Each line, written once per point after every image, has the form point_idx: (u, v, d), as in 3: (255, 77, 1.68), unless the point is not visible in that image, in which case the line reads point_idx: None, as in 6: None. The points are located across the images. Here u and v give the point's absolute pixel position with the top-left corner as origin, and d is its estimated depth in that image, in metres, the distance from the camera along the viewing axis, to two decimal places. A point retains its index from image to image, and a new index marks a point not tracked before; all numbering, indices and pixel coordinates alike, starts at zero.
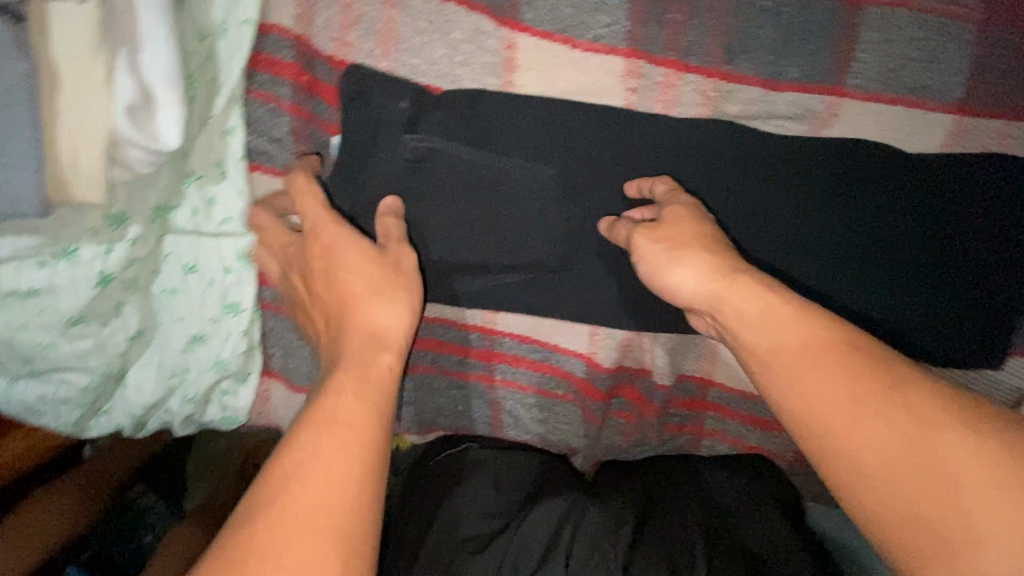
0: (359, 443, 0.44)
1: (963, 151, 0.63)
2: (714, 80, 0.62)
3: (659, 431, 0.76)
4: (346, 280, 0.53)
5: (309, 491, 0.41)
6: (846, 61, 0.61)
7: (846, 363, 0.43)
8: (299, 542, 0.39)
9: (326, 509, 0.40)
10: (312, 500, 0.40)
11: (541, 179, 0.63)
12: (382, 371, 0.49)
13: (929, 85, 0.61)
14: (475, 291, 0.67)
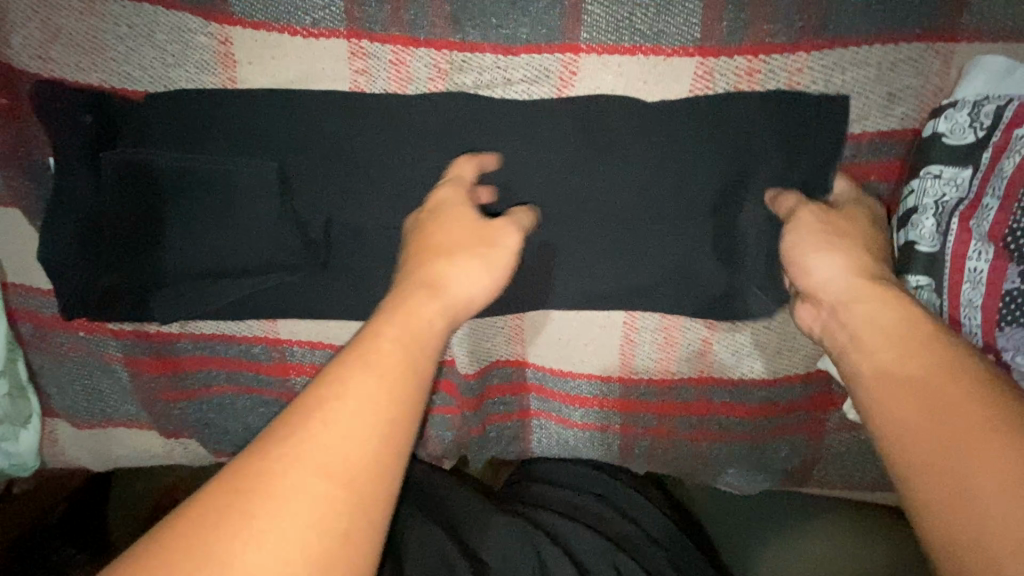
0: (367, 440, 0.36)
1: (715, 93, 0.60)
2: (445, 52, 0.59)
3: (482, 422, 0.73)
4: (447, 235, 0.51)
5: (267, 512, 0.33)
6: (577, 15, 0.58)
7: (891, 336, 0.43)
8: (280, 518, 0.33)
9: (311, 527, 0.33)
10: (274, 528, 0.33)
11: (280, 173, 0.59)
12: (425, 321, 0.44)
13: (666, 30, 0.58)
14: (241, 301, 0.62)
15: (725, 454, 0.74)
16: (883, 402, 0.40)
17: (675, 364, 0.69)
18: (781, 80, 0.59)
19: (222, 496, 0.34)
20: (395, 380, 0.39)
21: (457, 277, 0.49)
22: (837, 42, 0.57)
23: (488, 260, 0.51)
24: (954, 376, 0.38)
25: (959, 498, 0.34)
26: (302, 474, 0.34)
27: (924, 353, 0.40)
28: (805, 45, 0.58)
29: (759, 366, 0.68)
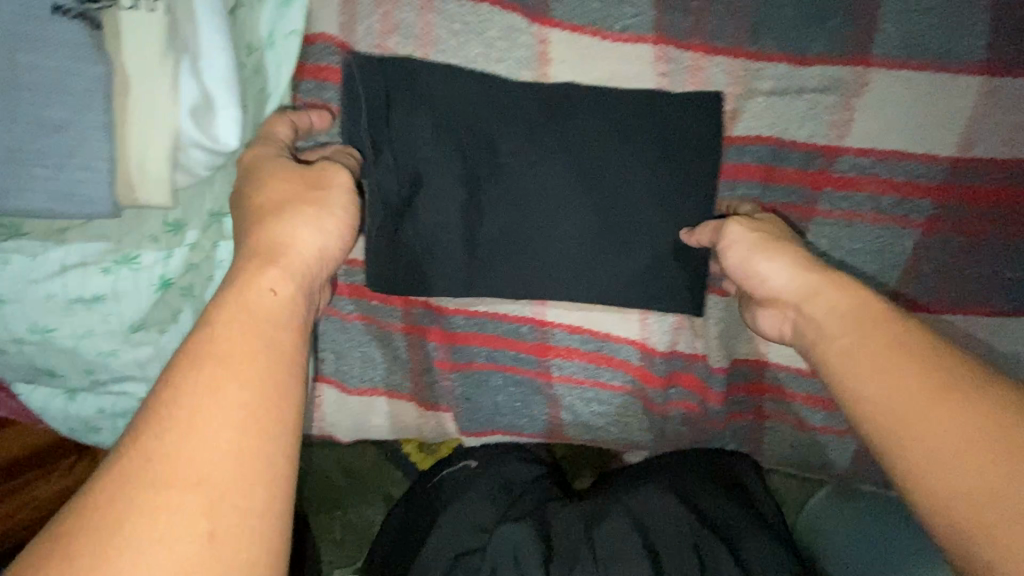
0: (229, 416, 0.37)
1: (996, 110, 0.63)
2: (742, 60, 0.64)
3: (722, 418, 0.74)
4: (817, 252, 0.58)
5: (167, 479, 0.34)
6: (871, 32, 0.62)
7: (851, 322, 0.48)
8: (163, 498, 0.34)
9: (187, 498, 0.34)
10: (167, 511, 0.34)
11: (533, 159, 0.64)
12: (272, 300, 0.43)
13: (953, 49, 0.62)
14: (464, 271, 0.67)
15: None
16: (850, 366, 0.46)
17: None
18: None
19: (137, 464, 0.35)
20: (250, 357, 0.39)
21: (771, 271, 0.55)
22: None
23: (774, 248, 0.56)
24: (927, 359, 0.43)
25: (909, 445, 0.40)
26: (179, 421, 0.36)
27: (879, 338, 0.46)
28: None
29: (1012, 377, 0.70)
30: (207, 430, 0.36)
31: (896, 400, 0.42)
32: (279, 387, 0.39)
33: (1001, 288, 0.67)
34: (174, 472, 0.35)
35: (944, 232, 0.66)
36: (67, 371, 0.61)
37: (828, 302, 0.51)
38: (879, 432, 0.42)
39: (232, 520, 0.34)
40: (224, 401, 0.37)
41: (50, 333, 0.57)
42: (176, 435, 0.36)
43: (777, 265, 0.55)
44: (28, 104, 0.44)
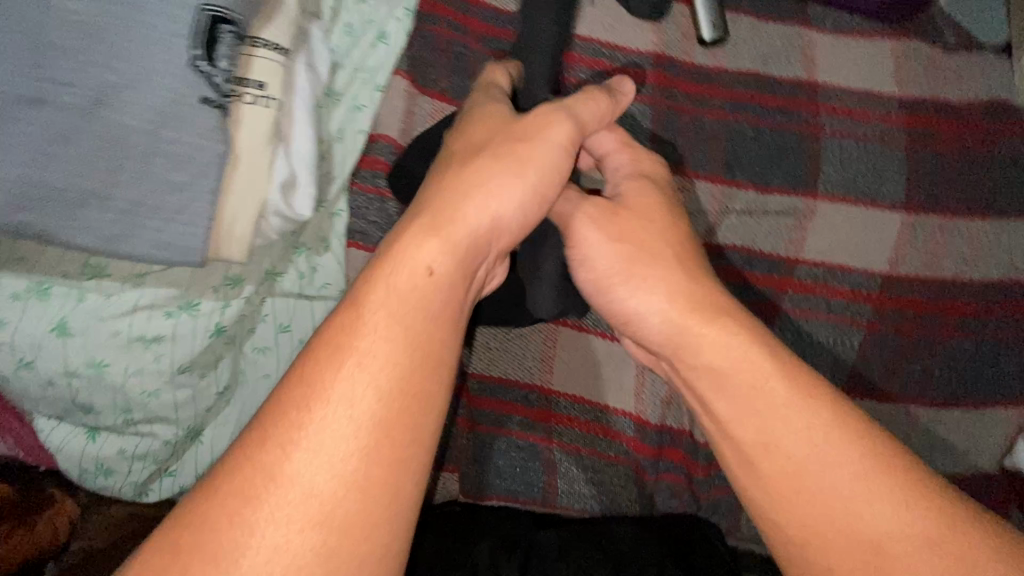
0: (366, 415, 0.43)
1: (916, 237, 0.80)
2: (720, 185, 0.80)
3: (706, 493, 0.79)
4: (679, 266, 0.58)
5: (308, 472, 0.41)
6: (816, 173, 0.81)
7: (808, 422, 0.49)
8: (305, 493, 0.41)
9: (332, 493, 0.41)
10: (310, 505, 0.40)
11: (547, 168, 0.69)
12: (418, 284, 0.47)
13: (880, 190, 0.81)
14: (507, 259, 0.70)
15: None
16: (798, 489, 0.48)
17: None
18: (963, 233, 0.81)
19: (280, 457, 0.41)
20: (386, 362, 0.44)
21: (635, 294, 0.57)
22: (999, 214, 0.82)
23: (649, 266, 0.58)
24: (879, 492, 0.46)
25: (797, 532, 0.48)
26: (305, 436, 0.42)
27: (842, 461, 0.48)
28: (977, 212, 0.81)
29: (956, 464, 0.79)
30: (333, 437, 0.42)
31: (850, 533, 0.46)
32: (418, 387, 0.45)
33: (935, 383, 0.80)
34: (311, 475, 0.41)
35: (884, 332, 0.80)
36: (102, 409, 0.63)
37: (766, 384, 0.51)
38: (769, 511, 0.50)
39: (362, 535, 0.41)
40: (359, 412, 0.43)
41: (103, 369, 0.61)
42: (317, 430, 0.42)
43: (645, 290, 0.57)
44: (159, 167, 0.53)
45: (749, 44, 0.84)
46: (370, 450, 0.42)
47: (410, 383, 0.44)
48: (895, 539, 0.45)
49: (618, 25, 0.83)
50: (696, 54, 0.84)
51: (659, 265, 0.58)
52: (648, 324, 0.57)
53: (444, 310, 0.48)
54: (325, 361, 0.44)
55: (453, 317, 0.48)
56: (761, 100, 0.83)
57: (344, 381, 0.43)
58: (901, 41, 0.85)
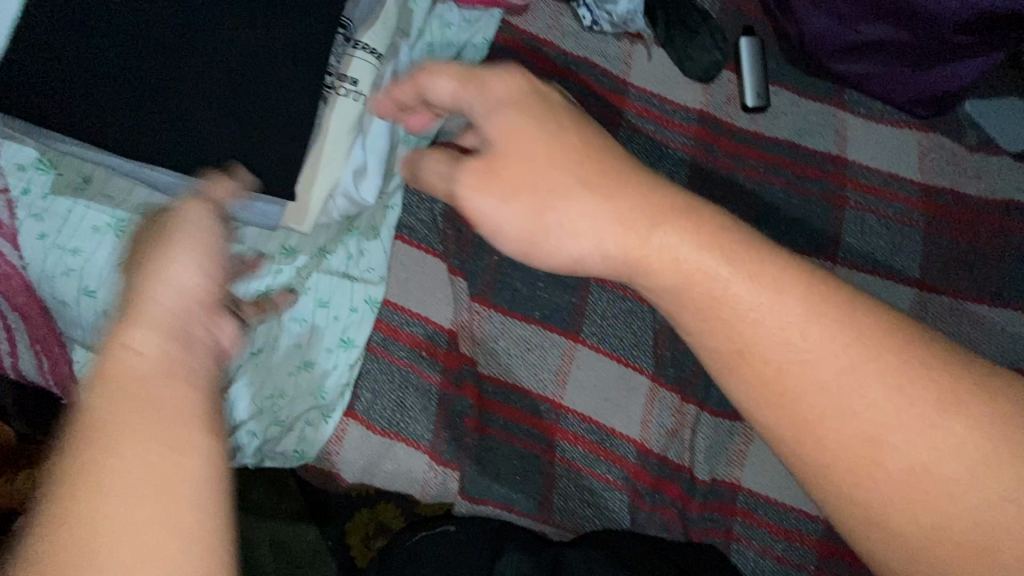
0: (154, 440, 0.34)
1: (926, 311, 0.85)
2: None
3: (698, 533, 0.80)
4: (647, 227, 0.48)
5: (99, 510, 0.32)
6: (836, 241, 0.87)
7: (843, 373, 0.43)
8: (101, 532, 0.32)
9: (128, 531, 0.32)
10: (111, 519, 0.32)
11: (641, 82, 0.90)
12: (160, 322, 0.39)
13: (895, 266, 0.86)
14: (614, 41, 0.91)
15: None
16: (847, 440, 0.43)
17: None
18: (969, 316, 0.85)
19: (64, 485, 0.32)
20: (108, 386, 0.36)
21: (568, 245, 0.50)
22: (1003, 304, 0.87)
23: (606, 187, 0.50)
24: (1005, 476, 0.41)
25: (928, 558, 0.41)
26: (115, 392, 0.36)
27: (907, 419, 0.42)
28: (984, 300, 0.86)
29: None
30: (116, 462, 0.33)
31: (953, 496, 0.41)
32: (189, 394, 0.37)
33: None
34: (95, 506, 0.32)
35: None
36: None
37: (790, 334, 0.44)
38: (879, 535, 0.43)
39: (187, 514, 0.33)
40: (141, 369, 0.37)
41: None
42: (97, 441, 0.33)
43: (575, 210, 0.50)
44: None
45: (787, 116, 0.92)
46: (152, 412, 0.36)
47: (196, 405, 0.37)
48: (975, 492, 0.41)
49: (671, 82, 0.91)
50: (738, 117, 0.91)
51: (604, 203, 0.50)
52: (590, 265, 0.51)
53: (175, 368, 0.38)
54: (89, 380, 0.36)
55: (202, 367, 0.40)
56: (792, 168, 0.89)
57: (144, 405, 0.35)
58: (925, 133, 0.93)
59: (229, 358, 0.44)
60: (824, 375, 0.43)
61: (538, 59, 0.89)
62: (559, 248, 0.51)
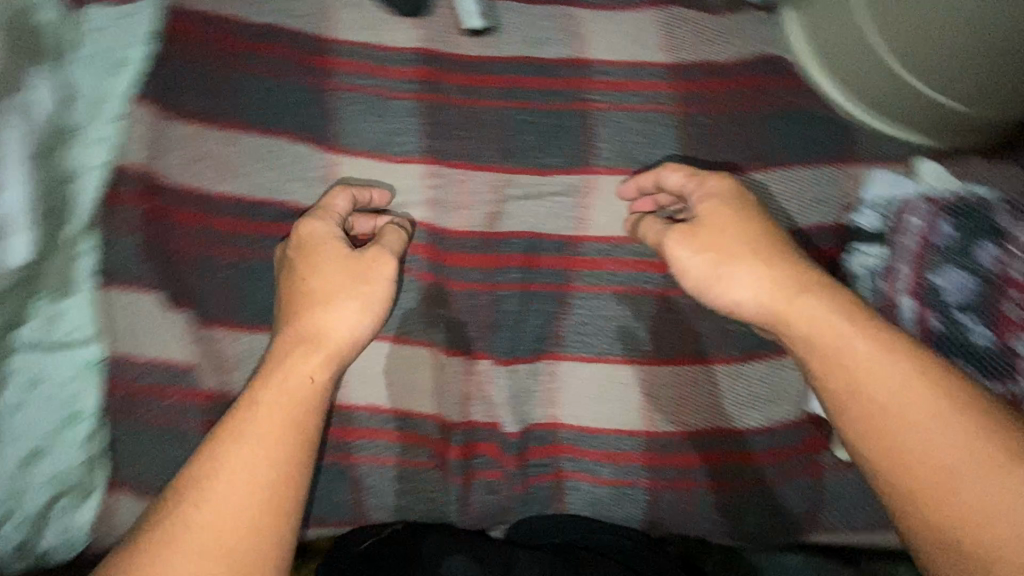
0: (260, 454, 0.54)
1: None
2: (498, 174, 0.79)
3: (522, 484, 0.79)
4: (732, 283, 0.61)
5: (193, 523, 0.52)
6: (593, 150, 0.80)
7: (878, 355, 0.55)
8: (213, 537, 0.52)
9: (225, 527, 0.52)
10: (202, 538, 0.51)
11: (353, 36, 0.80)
12: (307, 382, 0.59)
13: (656, 159, 0.81)
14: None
15: (748, 502, 0.81)
16: (863, 407, 0.55)
17: (686, 415, 0.80)
18: (742, 189, 0.81)
19: (184, 512, 0.52)
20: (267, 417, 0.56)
21: (738, 291, 0.61)
22: (777, 166, 0.82)
23: (767, 256, 0.62)
24: (952, 419, 0.52)
25: (943, 526, 0.50)
26: (226, 433, 0.56)
27: (915, 397, 0.53)
28: (755, 169, 0.81)
29: (758, 415, 0.80)
30: (224, 482, 0.53)
31: (959, 490, 0.50)
32: (306, 408, 0.58)
33: (729, 339, 0.80)
34: (191, 529, 0.52)
35: (676, 295, 0.80)
36: None
37: (847, 343, 0.56)
38: (933, 530, 0.50)
39: (288, 476, 0.55)
40: (297, 380, 0.59)
41: None
42: (218, 470, 0.54)
43: (744, 279, 0.61)
44: None
45: (516, 29, 0.83)
46: (290, 412, 0.57)
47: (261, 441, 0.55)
48: (962, 462, 0.50)
49: (379, 25, 0.81)
50: (465, 44, 0.82)
51: (758, 259, 0.61)
52: (748, 308, 0.61)
53: (308, 396, 0.59)
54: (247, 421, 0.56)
55: (318, 390, 0.59)
56: (530, 84, 0.82)
57: (244, 436, 0.55)
58: (659, 10, 0.86)
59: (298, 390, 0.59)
60: (880, 387, 0.54)
61: (221, 33, 0.76)
62: (727, 297, 0.62)
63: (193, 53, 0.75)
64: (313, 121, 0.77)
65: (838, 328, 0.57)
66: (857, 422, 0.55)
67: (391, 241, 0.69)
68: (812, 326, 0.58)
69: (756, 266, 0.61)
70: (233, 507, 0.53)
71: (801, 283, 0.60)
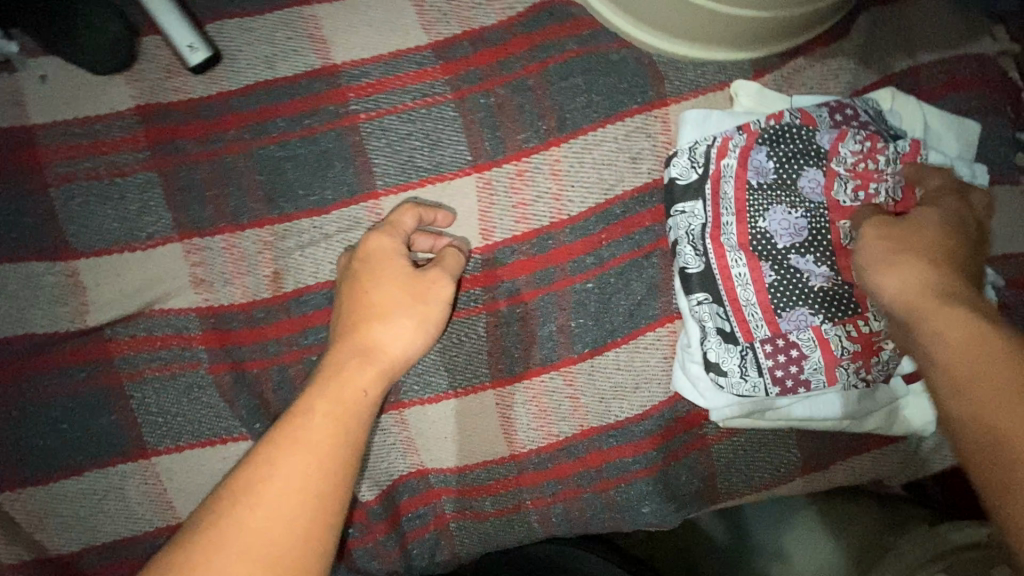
0: (313, 464, 0.48)
1: (497, 192, 0.71)
2: (269, 228, 0.69)
3: (402, 543, 0.75)
4: (898, 273, 0.56)
5: (272, 524, 0.45)
6: (369, 170, 0.70)
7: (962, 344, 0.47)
8: (253, 553, 0.44)
9: (249, 550, 0.44)
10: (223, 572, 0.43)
11: (84, 112, 0.69)
12: (357, 392, 0.54)
13: (443, 160, 0.71)
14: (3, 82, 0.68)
15: (648, 493, 0.75)
16: (961, 370, 0.46)
17: (553, 425, 0.74)
18: (545, 169, 0.71)
19: (209, 529, 0.45)
20: (337, 415, 0.52)
21: (886, 282, 0.57)
22: (580, 130, 0.71)
23: (896, 243, 0.58)
24: None
25: None
26: (276, 436, 0.50)
27: (975, 355, 0.46)
28: (556, 141, 0.71)
29: (628, 404, 0.73)
30: (272, 485, 0.47)
31: None
32: (358, 415, 0.53)
33: (574, 336, 0.72)
34: (229, 534, 0.44)
35: (505, 306, 0.72)
36: None
37: (929, 319, 0.51)
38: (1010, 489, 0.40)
39: (334, 492, 0.48)
40: (350, 389, 0.54)
41: None
42: (268, 475, 0.47)
43: (904, 273, 0.56)
44: None
45: (247, 49, 0.71)
46: (339, 419, 0.52)
47: (340, 449, 0.50)
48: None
49: (84, 92, 0.69)
50: (192, 85, 0.70)
51: (911, 252, 0.57)
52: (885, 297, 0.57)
53: (360, 422, 0.53)
54: (291, 425, 0.50)
55: (373, 401, 0.55)
56: (280, 113, 0.70)
57: (302, 433, 0.50)
58: None
59: (356, 414, 0.53)
60: (948, 355, 0.47)
61: None
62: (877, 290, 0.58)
63: None
64: (37, 231, 0.66)
65: (931, 319, 0.51)
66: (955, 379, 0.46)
67: (454, 261, 0.64)
68: (932, 328, 0.50)
69: (911, 264, 0.56)
70: (264, 542, 0.45)
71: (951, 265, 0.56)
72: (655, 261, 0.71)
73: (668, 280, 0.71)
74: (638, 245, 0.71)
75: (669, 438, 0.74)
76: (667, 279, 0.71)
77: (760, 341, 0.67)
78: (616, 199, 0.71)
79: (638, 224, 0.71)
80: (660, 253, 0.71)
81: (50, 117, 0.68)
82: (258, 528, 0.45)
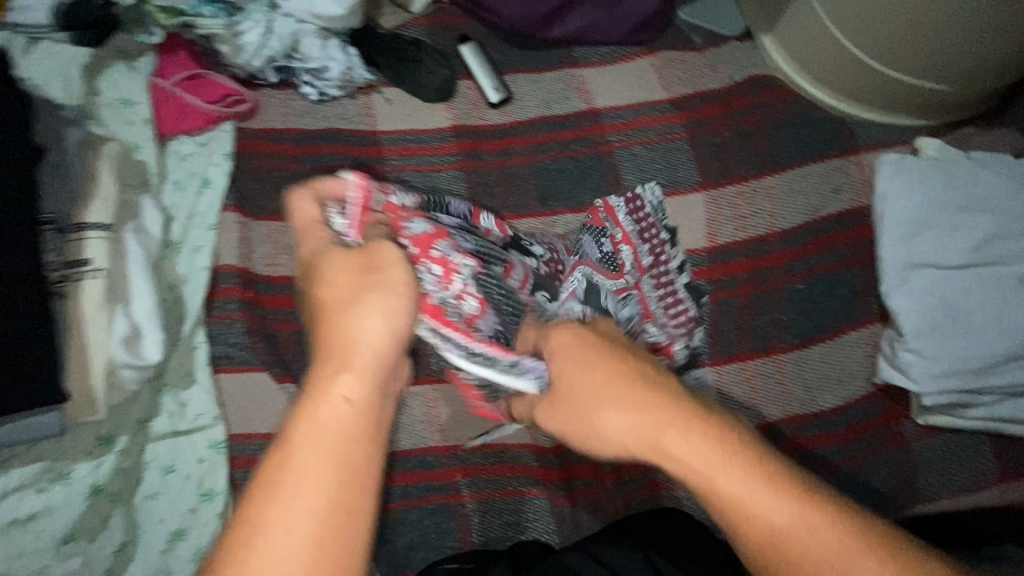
0: (330, 483, 0.45)
1: (722, 207, 0.88)
2: (540, 219, 0.89)
3: (622, 500, 0.81)
4: (609, 414, 0.54)
5: (284, 550, 0.43)
6: (619, 183, 0.90)
7: (702, 452, 0.49)
8: None
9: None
10: None
11: (415, 125, 0.93)
12: (342, 414, 0.49)
13: (679, 179, 0.90)
14: (364, 100, 0.94)
15: (856, 481, 0.78)
16: (732, 513, 0.47)
17: (765, 406, 0.82)
18: (762, 192, 0.88)
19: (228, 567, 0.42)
20: (331, 445, 0.47)
21: (611, 420, 0.54)
22: (791, 165, 0.89)
23: (600, 385, 0.56)
24: (823, 521, 0.45)
25: None
26: (274, 476, 0.45)
27: (758, 489, 0.47)
28: (770, 171, 0.89)
29: (833, 396, 0.82)
30: (287, 516, 0.44)
31: None
32: (369, 441, 0.49)
33: (785, 328, 0.84)
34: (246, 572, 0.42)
35: (726, 297, 0.85)
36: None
37: (663, 442, 0.51)
38: None
39: (355, 506, 0.46)
40: (341, 409, 0.49)
41: None
42: (272, 511, 0.44)
43: (617, 413, 0.54)
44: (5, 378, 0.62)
45: (533, 94, 0.95)
46: (339, 455, 0.47)
47: (341, 477, 0.46)
48: (833, 553, 0.44)
49: (415, 113, 0.94)
50: (490, 115, 0.94)
51: (626, 400, 0.54)
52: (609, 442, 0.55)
53: (365, 428, 0.49)
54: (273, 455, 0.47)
55: (374, 414, 0.50)
56: (553, 138, 0.93)
57: (292, 476, 0.45)
58: (653, 55, 0.97)
59: (355, 426, 0.49)
60: (740, 493, 0.47)
61: (286, 143, 0.89)
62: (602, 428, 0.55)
63: (264, 163, 0.88)
64: None
65: (671, 446, 0.50)
66: (746, 514, 0.47)
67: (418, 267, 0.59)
68: (682, 448, 0.50)
69: (624, 389, 0.54)
70: (288, 567, 0.42)
71: (648, 383, 0.54)
72: (854, 273, 0.85)
73: (867, 290, 0.85)
74: (840, 258, 0.86)
75: (873, 431, 0.81)
76: (866, 288, 0.85)
77: (968, 336, 0.77)
78: (821, 219, 0.87)
79: (839, 241, 0.86)
80: (862, 267, 0.86)
81: (391, 126, 0.93)
82: (282, 565, 0.42)
